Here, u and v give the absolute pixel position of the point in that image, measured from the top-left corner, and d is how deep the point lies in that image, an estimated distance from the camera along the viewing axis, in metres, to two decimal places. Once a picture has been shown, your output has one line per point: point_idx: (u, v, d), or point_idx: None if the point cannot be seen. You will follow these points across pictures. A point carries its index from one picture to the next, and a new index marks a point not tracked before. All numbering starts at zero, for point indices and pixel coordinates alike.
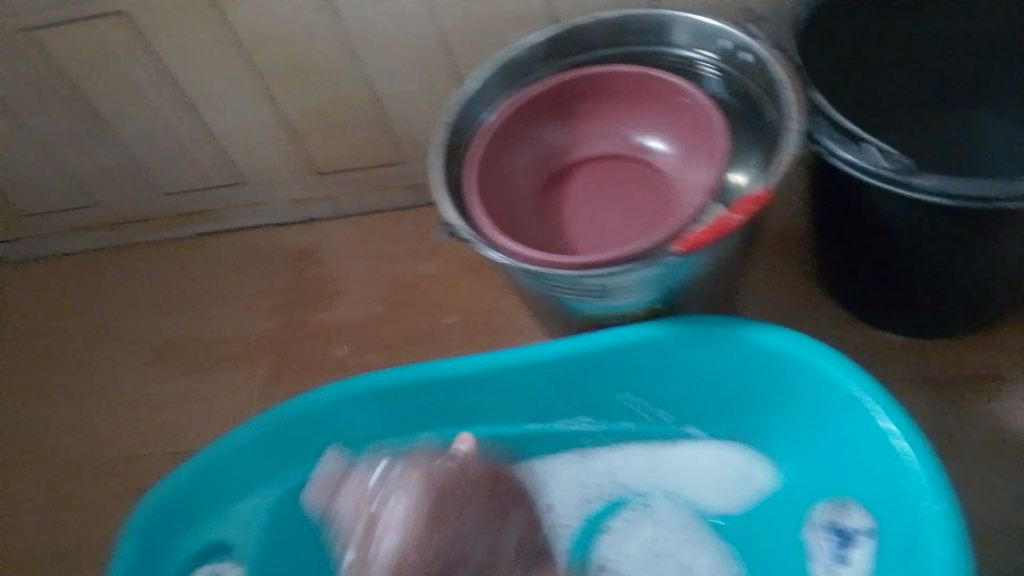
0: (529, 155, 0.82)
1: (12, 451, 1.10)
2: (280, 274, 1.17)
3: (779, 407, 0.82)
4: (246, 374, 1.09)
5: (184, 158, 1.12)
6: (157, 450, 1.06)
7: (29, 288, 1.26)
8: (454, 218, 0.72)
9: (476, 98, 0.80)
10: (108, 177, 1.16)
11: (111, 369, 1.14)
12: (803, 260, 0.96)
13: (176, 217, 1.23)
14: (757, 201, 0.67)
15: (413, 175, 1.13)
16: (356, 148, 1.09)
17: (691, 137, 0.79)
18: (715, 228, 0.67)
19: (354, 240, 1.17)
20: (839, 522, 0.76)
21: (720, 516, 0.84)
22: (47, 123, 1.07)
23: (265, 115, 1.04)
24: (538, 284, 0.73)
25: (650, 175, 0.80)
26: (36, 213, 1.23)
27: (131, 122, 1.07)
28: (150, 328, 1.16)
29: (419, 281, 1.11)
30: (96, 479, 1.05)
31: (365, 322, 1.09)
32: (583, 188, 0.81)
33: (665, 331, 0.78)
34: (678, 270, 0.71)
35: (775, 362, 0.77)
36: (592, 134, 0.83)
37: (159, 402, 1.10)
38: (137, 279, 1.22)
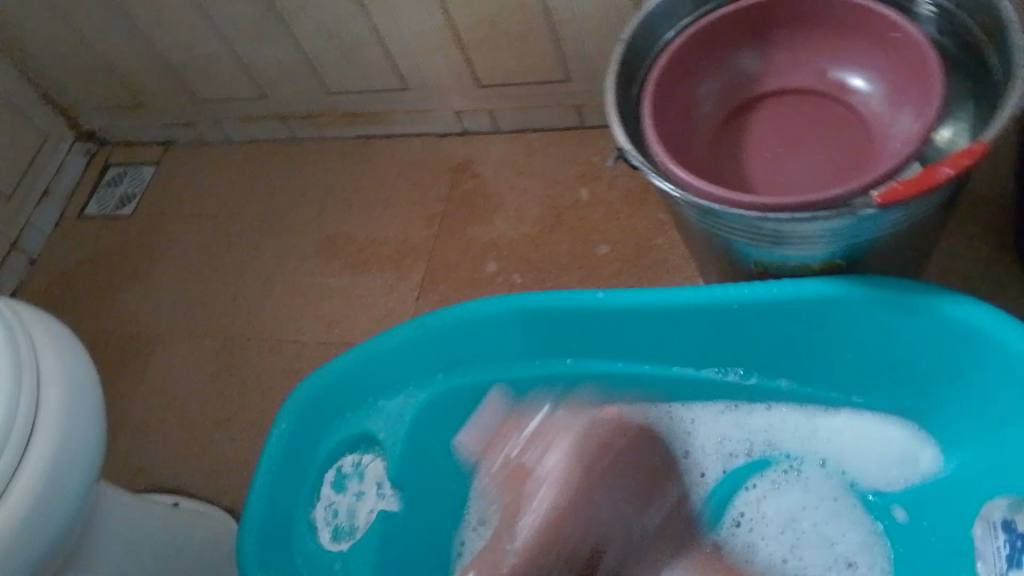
0: (710, 84, 0.76)
1: (178, 324, 1.18)
2: (435, 184, 1.17)
3: (959, 391, 0.75)
4: (395, 278, 1.11)
5: (354, 59, 1.13)
6: (305, 340, 1.10)
7: (203, 173, 1.33)
8: (625, 142, 0.68)
9: (660, 17, 0.75)
10: (281, 71, 1.19)
11: (269, 259, 1.19)
12: (1000, 231, 0.87)
13: (340, 117, 1.25)
14: (972, 155, 0.59)
15: (578, 96, 1.09)
16: (523, 62, 1.06)
17: (896, 80, 0.71)
18: (922, 179, 0.60)
19: (512, 157, 1.16)
20: (1015, 524, 0.69)
21: (873, 493, 0.80)
22: (228, 13, 1.10)
23: (437, 21, 1.02)
24: (708, 223, 0.69)
25: (842, 119, 0.73)
26: (212, 101, 1.28)
27: (306, 18, 1.08)
28: (308, 223, 1.20)
29: (575, 207, 1.08)
30: (250, 361, 1.11)
31: (516, 242, 1.08)
32: (767, 123, 0.75)
33: (849, 290, 0.72)
34: (869, 224, 0.64)
35: (971, 341, 0.70)
36: (784, 67, 0.76)
37: (310, 295, 1.14)
38: (300, 174, 1.26)
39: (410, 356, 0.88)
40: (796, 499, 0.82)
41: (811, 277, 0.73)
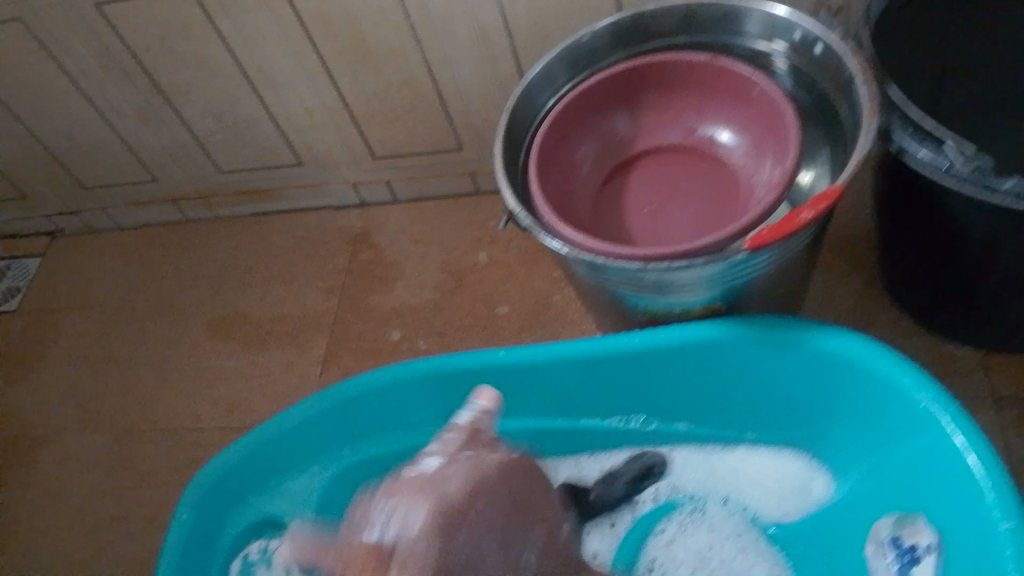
0: (591, 145, 0.80)
1: (69, 417, 1.13)
2: (334, 256, 1.18)
3: (842, 420, 0.79)
4: (298, 353, 1.10)
5: (245, 138, 1.13)
6: (207, 421, 1.07)
7: (92, 260, 1.30)
8: (513, 204, 0.71)
9: (540, 83, 0.80)
10: (170, 154, 1.18)
11: (166, 341, 1.17)
12: (869, 266, 0.93)
13: (234, 196, 1.24)
14: (828, 199, 0.64)
15: (470, 164, 1.12)
16: (413, 135, 1.09)
17: (755, 133, 0.76)
18: (785, 224, 0.64)
19: (409, 226, 1.18)
20: (902, 539, 0.71)
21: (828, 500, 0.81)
22: (112, 100, 1.10)
23: (326, 97, 1.04)
24: (599, 275, 0.72)
25: (714, 171, 0.78)
26: (98, 187, 1.26)
27: (193, 101, 1.08)
28: (206, 303, 1.19)
29: (473, 269, 1.10)
30: (148, 451, 1.07)
31: (417, 307, 1.09)
32: (647, 179, 0.79)
33: (729, 331, 0.76)
34: (743, 267, 0.69)
35: (844, 370, 0.74)
36: (659, 124, 0.81)
37: (211, 375, 1.11)
38: (195, 255, 1.25)
39: (317, 428, 0.87)
40: (703, 538, 0.84)
41: (697, 322, 0.77)
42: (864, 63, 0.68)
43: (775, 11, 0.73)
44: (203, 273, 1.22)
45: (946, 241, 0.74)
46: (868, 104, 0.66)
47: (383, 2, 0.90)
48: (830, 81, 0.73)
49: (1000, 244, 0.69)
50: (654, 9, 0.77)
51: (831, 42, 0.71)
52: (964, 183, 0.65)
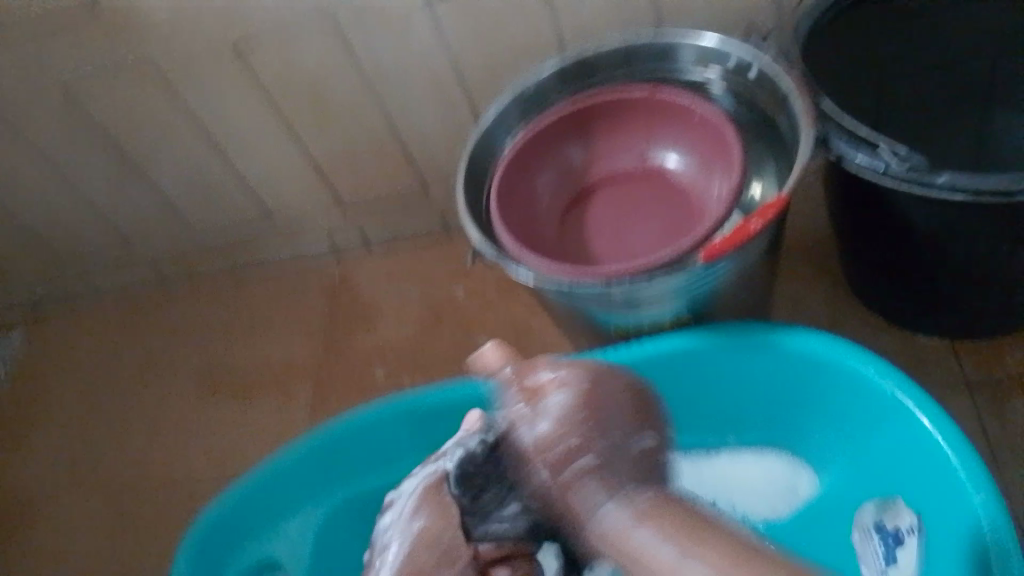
0: (550, 175, 0.83)
1: (64, 487, 1.14)
2: (314, 303, 1.20)
3: (816, 415, 0.82)
4: (286, 402, 1.12)
5: (216, 197, 1.15)
6: (202, 478, 1.09)
7: (73, 328, 1.31)
8: (479, 241, 0.74)
9: (495, 123, 0.83)
10: (143, 218, 1.20)
11: (154, 402, 1.18)
12: (830, 265, 0.97)
13: (209, 253, 1.26)
14: (776, 207, 0.68)
15: (438, 202, 1.15)
16: (380, 179, 1.12)
17: (701, 155, 0.80)
18: (737, 235, 0.68)
19: (384, 267, 1.20)
20: (885, 523, 0.75)
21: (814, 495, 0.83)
22: (81, 172, 1.12)
23: (291, 151, 1.07)
24: (569, 299, 0.75)
25: (666, 192, 0.81)
26: (74, 256, 1.28)
27: (162, 166, 1.10)
28: (191, 361, 1.20)
29: (451, 303, 1.13)
30: (145, 513, 1.08)
31: (400, 345, 1.11)
32: (607, 203, 0.83)
33: (697, 339, 0.79)
34: (704, 278, 0.72)
35: (811, 367, 0.77)
36: (611, 153, 0.84)
37: (202, 432, 1.13)
38: (176, 314, 1.27)
39: (308, 469, 0.89)
40: None
41: (667, 333, 0.80)
42: (797, 76, 0.73)
43: (708, 40, 0.78)
44: (186, 331, 1.24)
45: (895, 238, 0.77)
46: (806, 112, 0.70)
47: (338, 57, 0.93)
48: (768, 99, 0.77)
49: (946, 237, 0.73)
50: (596, 48, 0.81)
51: (768, 63, 0.75)
52: (902, 181, 0.68)
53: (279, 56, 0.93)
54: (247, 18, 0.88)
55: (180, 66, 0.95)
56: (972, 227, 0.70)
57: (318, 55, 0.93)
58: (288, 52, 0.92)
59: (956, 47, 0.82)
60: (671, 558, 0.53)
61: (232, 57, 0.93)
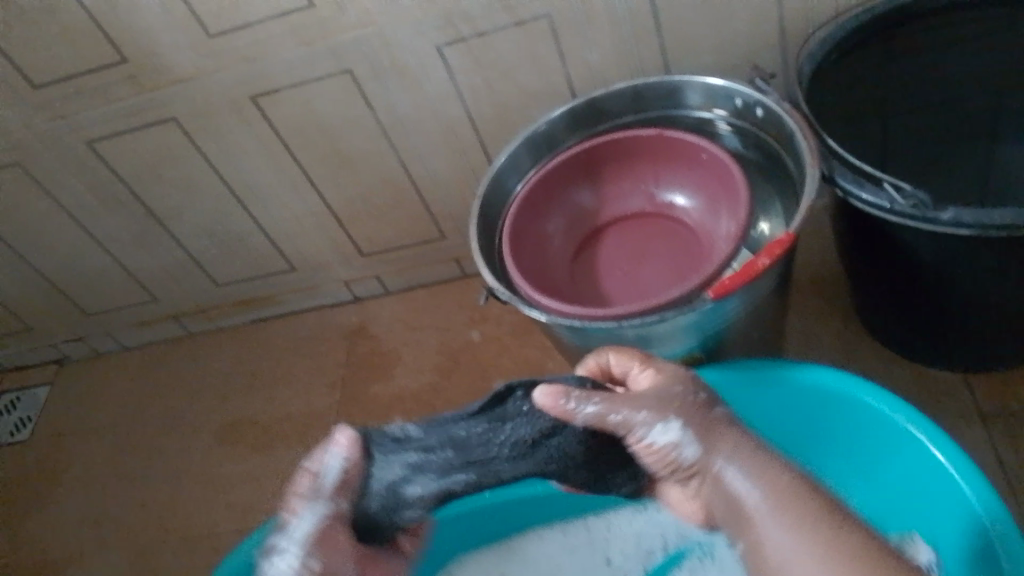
0: (561, 220, 0.86)
1: (88, 540, 1.15)
2: (334, 353, 1.22)
3: (831, 450, 0.82)
4: (306, 450, 1.13)
5: (239, 249, 1.19)
6: (224, 528, 1.10)
7: (99, 383, 1.33)
8: (493, 282, 0.76)
9: (508, 169, 0.85)
10: (167, 273, 1.24)
11: (178, 453, 1.20)
12: (844, 303, 0.97)
13: (233, 306, 1.29)
14: (783, 244, 0.69)
15: (454, 250, 1.17)
16: (397, 229, 1.15)
17: (708, 193, 0.82)
18: (745, 271, 0.69)
19: (402, 315, 1.22)
20: (905, 560, 0.74)
21: None
22: (109, 229, 1.15)
23: (311, 203, 1.10)
24: (583, 339, 0.76)
25: (677, 231, 0.83)
26: (101, 312, 1.31)
27: (186, 221, 1.14)
28: (213, 412, 1.22)
29: (468, 349, 1.14)
30: (167, 563, 1.09)
31: (418, 392, 1.13)
32: (617, 245, 0.85)
33: (710, 377, 0.80)
34: (714, 315, 0.73)
35: (822, 402, 0.78)
36: (621, 194, 0.86)
37: (223, 482, 1.14)
38: (200, 366, 1.29)
39: None
40: None
41: None
42: (800, 118, 0.74)
43: (712, 82, 0.80)
44: (208, 383, 1.26)
45: (903, 272, 0.78)
46: (810, 153, 0.71)
47: (354, 111, 0.96)
48: (774, 137, 0.79)
49: (953, 269, 0.74)
50: (604, 94, 0.84)
51: (770, 104, 0.76)
52: (907, 216, 0.69)
53: (297, 112, 0.97)
54: (268, 77, 0.93)
55: (204, 125, 0.99)
56: (977, 257, 0.71)
57: (335, 110, 0.96)
58: (306, 108, 0.96)
59: (955, 86, 0.84)
60: (783, 544, 0.55)
61: (253, 113, 0.97)
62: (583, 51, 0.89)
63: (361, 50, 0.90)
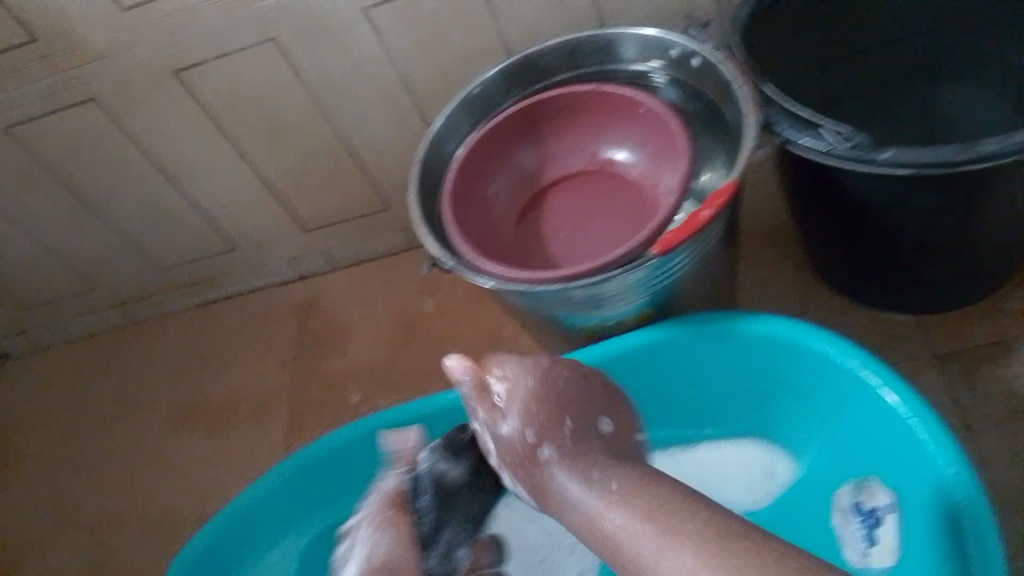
0: (501, 183, 0.83)
1: (42, 538, 1.12)
2: (284, 331, 1.19)
3: (786, 398, 0.82)
4: (261, 433, 1.10)
5: (177, 231, 1.15)
6: (182, 517, 1.07)
7: (42, 376, 1.29)
8: (435, 250, 0.74)
9: (445, 133, 0.83)
10: (105, 259, 1.19)
11: (129, 444, 1.16)
12: (794, 251, 0.97)
13: (177, 289, 1.25)
14: (724, 195, 0.68)
15: (400, 219, 1.15)
16: (341, 202, 1.11)
17: (648, 148, 0.80)
18: (690, 224, 0.68)
19: (351, 290, 1.19)
20: (863, 504, 0.75)
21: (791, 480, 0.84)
22: (37, 216, 1.10)
23: (248, 178, 1.06)
24: (530, 303, 0.75)
25: (619, 187, 0.81)
26: (39, 303, 1.26)
27: (118, 204, 1.09)
28: (163, 399, 1.19)
29: (422, 319, 1.12)
30: (125, 559, 1.06)
31: (373, 366, 1.11)
32: (560, 207, 0.83)
33: (662, 334, 0.79)
34: (662, 272, 0.72)
35: (775, 351, 0.78)
36: (561, 154, 0.84)
37: (178, 471, 1.11)
38: (146, 353, 1.25)
39: (287, 496, 0.88)
40: None
41: (633, 331, 0.80)
42: (738, 65, 0.73)
43: (646, 32, 0.78)
44: (157, 369, 1.23)
45: (849, 217, 0.78)
46: (748, 102, 0.70)
47: (284, 80, 0.93)
48: (711, 87, 0.78)
49: (899, 211, 0.73)
50: (538, 50, 0.81)
51: (706, 54, 0.75)
52: (847, 159, 0.68)
53: (224, 84, 0.93)
54: (189, 50, 0.88)
55: (127, 103, 0.94)
56: (924, 199, 0.71)
57: (265, 80, 0.92)
58: (233, 80, 0.92)
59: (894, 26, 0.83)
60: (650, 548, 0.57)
61: (176, 87, 0.93)
62: (517, 5, 0.86)
63: (285, 17, 0.85)
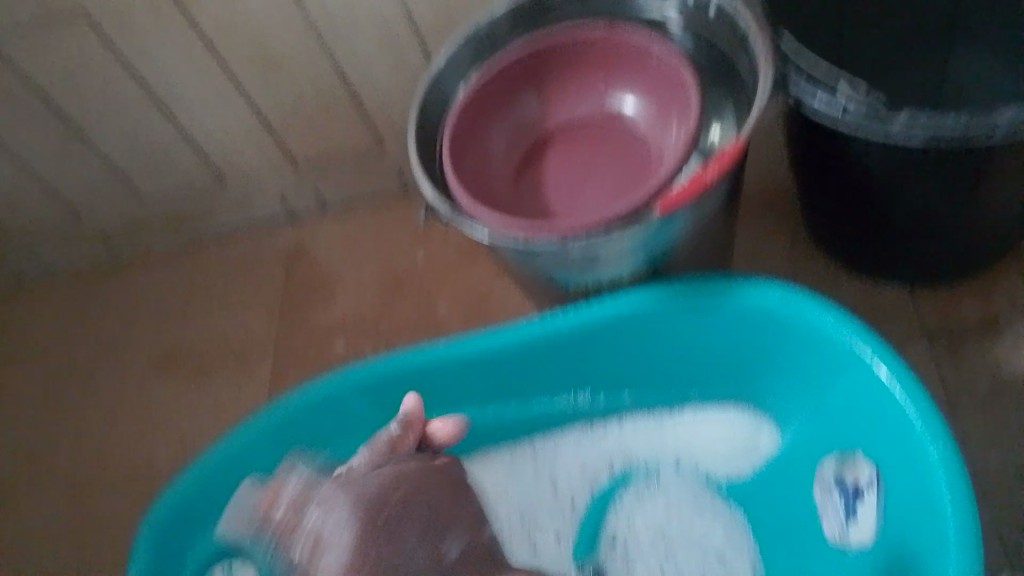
0: (505, 129, 0.81)
1: (18, 473, 1.11)
2: (272, 274, 1.17)
3: (776, 368, 0.82)
4: (246, 375, 1.09)
5: (166, 162, 1.12)
6: (163, 456, 1.06)
7: (23, 309, 1.27)
8: (431, 191, 0.72)
9: (448, 72, 0.80)
10: (92, 192, 1.16)
11: (112, 381, 1.15)
12: (794, 219, 0.95)
13: (165, 226, 1.23)
14: (731, 154, 0.65)
15: (394, 164, 1.12)
16: (335, 141, 1.09)
17: (657, 99, 0.78)
18: (693, 183, 0.65)
19: (342, 234, 1.17)
20: (845, 477, 0.76)
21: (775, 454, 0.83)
22: (23, 143, 1.07)
23: (243, 113, 1.03)
24: (524, 256, 0.72)
25: (625, 141, 0.80)
26: (23, 234, 1.23)
27: (107, 133, 1.06)
28: (147, 337, 1.17)
29: (412, 268, 1.11)
30: (103, 495, 1.05)
31: (360, 312, 1.09)
32: (563, 155, 0.80)
33: (657, 296, 0.77)
34: (661, 230, 0.69)
35: (768, 319, 0.77)
36: (567, 102, 0.82)
37: (160, 410, 1.10)
38: (132, 290, 1.23)
39: (268, 445, 0.87)
40: (661, 503, 0.86)
41: (627, 290, 0.78)
42: (752, 14, 0.70)
43: None
44: (141, 305, 1.21)
45: (853, 185, 0.76)
46: (764, 55, 0.67)
47: (283, 8, 0.90)
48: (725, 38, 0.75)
49: (905, 178, 0.71)
50: None
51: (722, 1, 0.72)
52: (860, 124, 0.66)
53: (222, 11, 0.89)
54: None
55: (119, 26, 0.91)
56: (932, 167, 0.69)
57: (264, 8, 0.89)
58: (230, 6, 0.89)
59: None
60: None
61: (171, 10, 0.89)
62: None
63: None
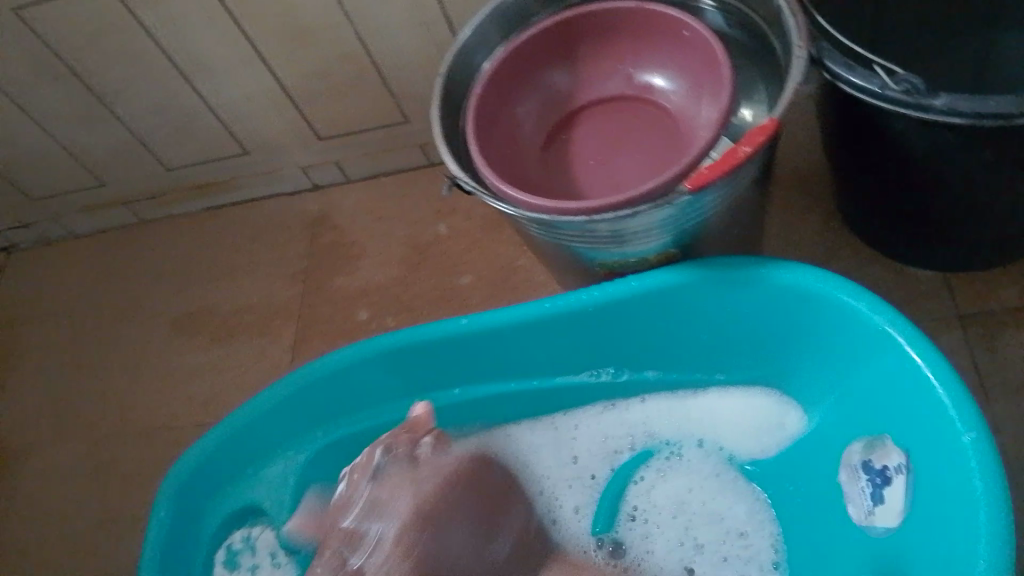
0: (532, 102, 0.79)
1: (42, 432, 1.12)
2: (294, 243, 1.17)
3: (805, 350, 0.80)
4: (267, 343, 1.09)
5: (189, 130, 1.11)
6: (184, 420, 1.07)
7: (47, 270, 1.27)
8: (455, 169, 0.70)
9: (475, 44, 0.78)
10: (114, 156, 1.16)
11: (134, 345, 1.15)
12: (827, 198, 0.93)
13: (188, 192, 1.22)
14: (766, 132, 0.63)
15: (418, 135, 1.11)
16: (359, 111, 1.07)
17: (691, 75, 0.76)
18: (725, 161, 0.64)
19: (365, 204, 1.16)
20: (873, 462, 0.73)
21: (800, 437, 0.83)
22: (46, 107, 1.06)
23: (265, 81, 1.02)
24: (551, 232, 0.71)
25: (655, 117, 0.78)
26: (47, 197, 1.23)
27: (129, 99, 1.05)
28: (169, 302, 1.17)
29: (434, 241, 1.10)
30: (125, 457, 1.06)
31: (382, 284, 1.09)
32: (591, 132, 0.79)
33: (686, 276, 0.76)
34: (691, 209, 0.68)
35: (798, 301, 0.75)
36: (597, 75, 0.80)
37: (182, 375, 1.11)
38: (154, 255, 1.23)
39: (288, 411, 0.86)
40: (683, 480, 0.86)
41: (654, 270, 0.77)
42: None
43: None
44: (163, 270, 1.21)
45: (891, 166, 0.74)
46: (799, 33, 0.66)
47: None
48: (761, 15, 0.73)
49: (946, 162, 0.69)
50: None
51: None
52: (897, 104, 0.64)
53: None
54: None
55: None
56: (975, 152, 0.67)
57: None
58: None
59: None
60: None
61: None
62: None
63: None
